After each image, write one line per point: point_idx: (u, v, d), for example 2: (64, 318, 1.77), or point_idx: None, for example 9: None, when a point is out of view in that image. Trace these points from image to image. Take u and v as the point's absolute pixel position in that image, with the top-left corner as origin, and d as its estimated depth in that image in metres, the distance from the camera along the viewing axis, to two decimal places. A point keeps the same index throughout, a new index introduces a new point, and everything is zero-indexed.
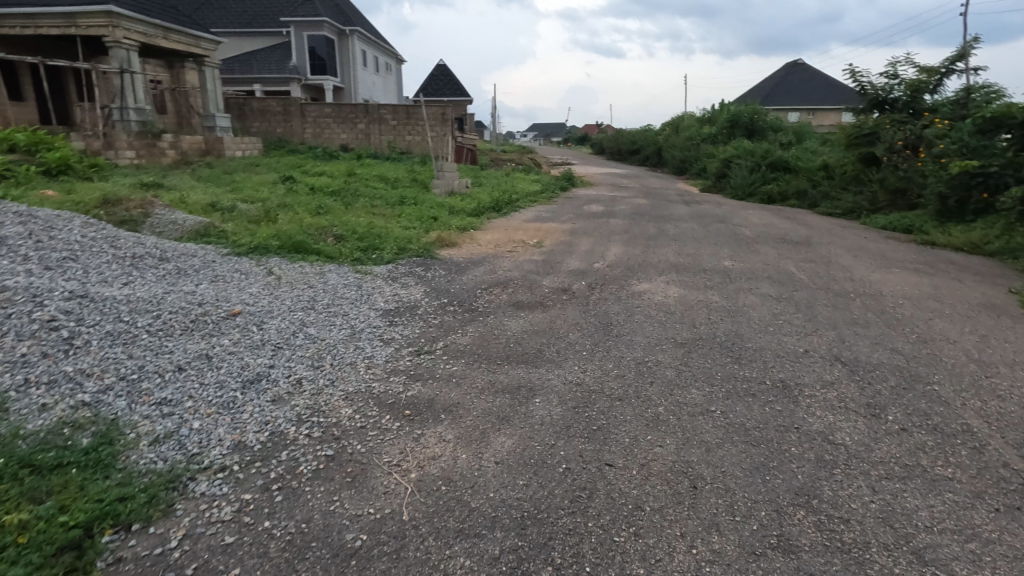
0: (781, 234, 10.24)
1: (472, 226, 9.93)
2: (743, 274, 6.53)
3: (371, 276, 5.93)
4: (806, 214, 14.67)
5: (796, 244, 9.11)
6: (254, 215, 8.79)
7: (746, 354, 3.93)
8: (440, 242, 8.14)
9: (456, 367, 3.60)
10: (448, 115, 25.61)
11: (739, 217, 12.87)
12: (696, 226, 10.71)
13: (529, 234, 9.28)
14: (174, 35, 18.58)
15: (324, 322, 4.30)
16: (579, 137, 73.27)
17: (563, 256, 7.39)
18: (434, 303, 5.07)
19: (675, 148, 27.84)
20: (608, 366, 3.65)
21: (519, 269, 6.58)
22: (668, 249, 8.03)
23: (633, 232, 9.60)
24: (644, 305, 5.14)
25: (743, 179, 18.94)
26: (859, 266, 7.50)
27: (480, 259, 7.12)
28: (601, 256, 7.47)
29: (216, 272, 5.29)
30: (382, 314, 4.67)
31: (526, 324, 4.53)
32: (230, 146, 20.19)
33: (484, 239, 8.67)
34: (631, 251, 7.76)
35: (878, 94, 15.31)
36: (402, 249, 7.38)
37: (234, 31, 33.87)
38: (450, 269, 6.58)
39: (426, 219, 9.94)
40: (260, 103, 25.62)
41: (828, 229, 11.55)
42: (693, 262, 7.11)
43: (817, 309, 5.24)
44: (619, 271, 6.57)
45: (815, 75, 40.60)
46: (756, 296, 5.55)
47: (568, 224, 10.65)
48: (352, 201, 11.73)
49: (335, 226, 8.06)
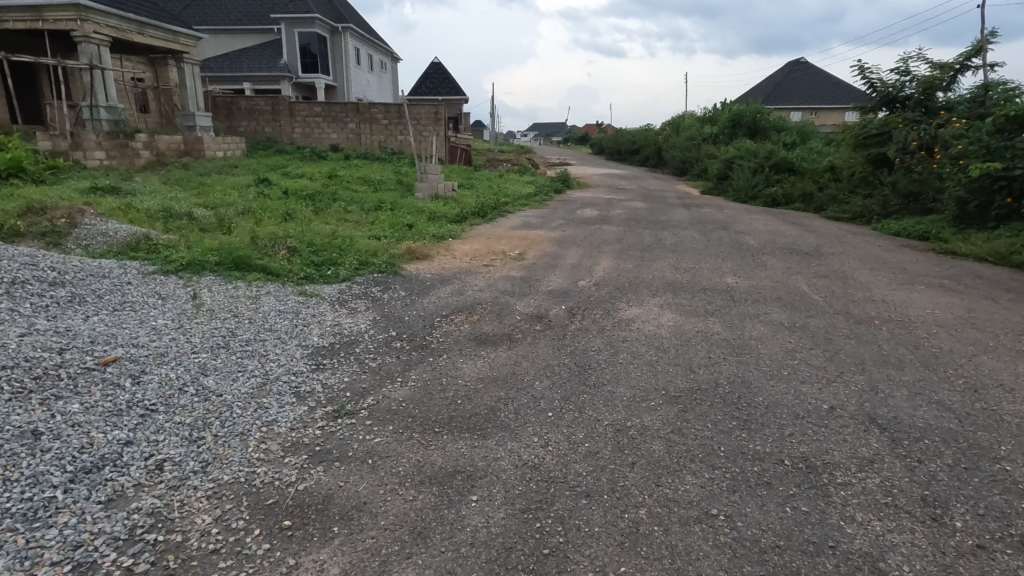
0: (788, 242, 9.40)
1: (450, 234, 9.12)
2: (748, 295, 5.69)
3: (315, 300, 5.12)
4: (812, 219, 13.81)
5: (806, 255, 8.27)
6: (208, 225, 7.99)
7: (757, 415, 3.08)
8: (410, 254, 7.31)
9: (379, 438, 2.77)
10: (440, 114, 24.77)
11: (741, 222, 12.05)
12: (696, 234, 9.86)
13: (512, 244, 8.45)
14: (149, 30, 17.77)
15: (231, 368, 3.48)
16: (578, 137, 72.41)
17: (544, 272, 6.57)
18: (379, 336, 4.23)
19: (675, 148, 26.98)
20: (578, 435, 2.80)
21: (492, 289, 5.76)
22: (663, 262, 7.21)
23: (626, 242, 8.79)
24: (631, 338, 4.30)
25: (746, 180, 18.10)
26: (878, 283, 6.65)
27: (450, 275, 6.29)
28: (588, 271, 6.65)
29: (123, 298, 4.49)
30: (311, 353, 3.85)
31: (485, 367, 3.68)
32: (210, 147, 19.43)
33: (460, 250, 7.82)
34: (622, 265, 6.93)
35: (889, 92, 14.47)
36: (363, 264, 6.54)
37: (223, 28, 33.08)
38: (413, 289, 5.76)
39: (401, 226, 9.12)
40: (246, 102, 24.82)
41: (838, 236, 10.70)
42: (691, 279, 6.28)
43: (838, 343, 4.39)
44: (605, 291, 5.75)
45: (817, 74, 39.78)
46: (764, 324, 4.71)
47: (558, 232, 9.83)
48: (325, 207, 10.89)
49: (293, 237, 7.21)
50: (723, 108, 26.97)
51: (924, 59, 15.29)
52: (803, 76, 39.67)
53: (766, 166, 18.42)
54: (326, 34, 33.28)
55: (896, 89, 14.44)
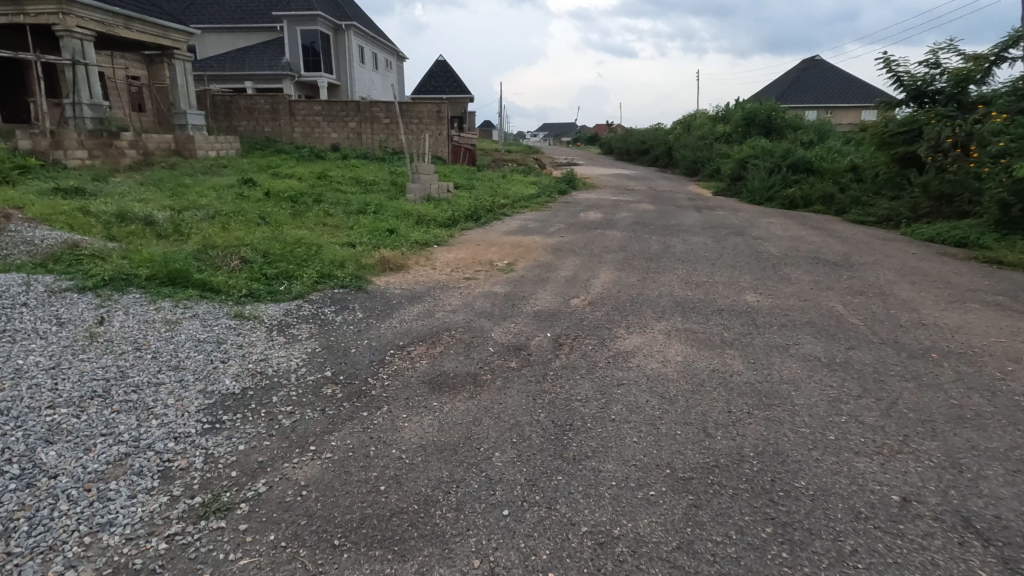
0: (812, 250, 8.47)
1: (437, 239, 8.32)
2: (772, 318, 4.76)
3: (250, 325, 4.24)
4: (835, 223, 12.81)
5: (834, 266, 7.34)
6: (164, 231, 7.21)
7: (803, 515, 2.18)
8: (382, 264, 6.44)
9: (250, 558, 1.91)
10: (444, 112, 24.05)
11: (759, 226, 11.09)
12: (709, 240, 8.93)
13: (502, 253, 7.57)
14: (137, 25, 17.10)
15: (91, 430, 2.64)
16: (588, 137, 71.31)
17: (533, 287, 5.67)
18: (310, 378, 3.33)
19: (686, 147, 25.96)
20: (539, 557, 1.93)
21: (469, 308, 4.91)
22: (671, 275, 6.30)
23: (630, 250, 7.88)
24: (629, 381, 3.40)
25: (761, 181, 17.13)
26: (924, 301, 5.71)
27: (423, 291, 5.43)
28: (584, 286, 5.79)
29: (4, 327, 3.70)
30: (212, 405, 2.98)
31: (433, 428, 2.78)
32: (201, 146, 18.78)
33: (442, 261, 6.95)
34: (624, 279, 6.07)
35: (918, 86, 13.40)
36: (323, 277, 5.67)
37: (225, 26, 32.59)
38: (376, 307, 4.92)
39: (382, 231, 8.28)
40: (244, 101, 24.22)
41: (867, 243, 9.71)
42: (704, 297, 5.39)
43: (893, 386, 3.47)
44: (603, 313, 4.84)
45: (833, 71, 38.55)
46: (796, 360, 3.79)
47: (555, 237, 8.97)
48: (306, 210, 10.09)
49: (251, 245, 6.38)
50: (737, 106, 25.89)
51: (955, 50, 14.18)
52: (818, 74, 38.43)
53: (782, 166, 17.39)
54: (329, 32, 32.60)
55: (925, 83, 13.37)
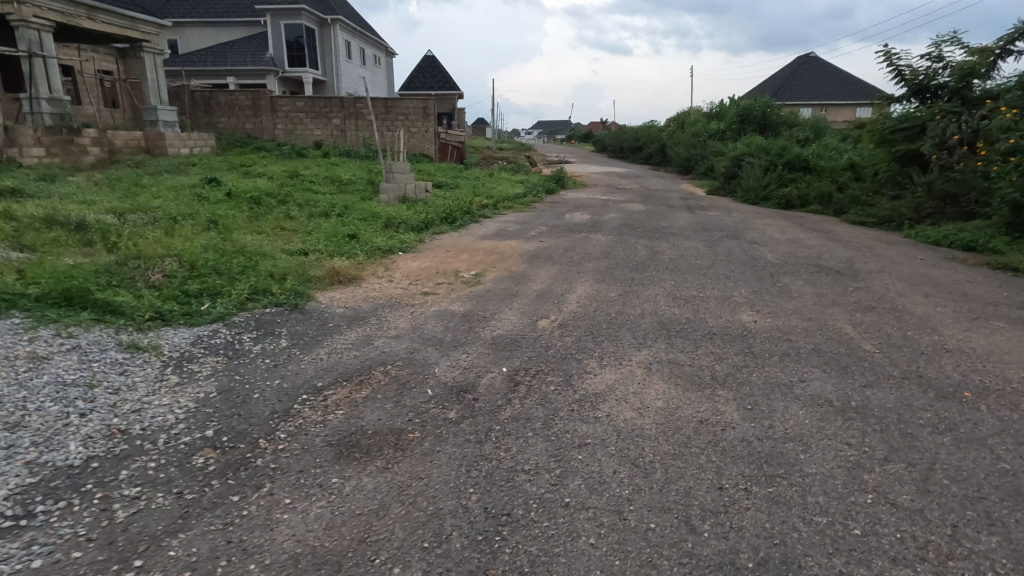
0: (812, 256, 7.82)
1: (403, 246, 7.60)
2: (772, 344, 4.06)
3: (141, 359, 3.50)
4: (833, 224, 12.17)
5: (837, 275, 6.68)
6: (91, 238, 6.45)
7: None
8: (332, 276, 5.70)
9: None
10: (430, 109, 23.36)
11: (754, 229, 10.41)
12: (700, 245, 8.27)
13: (471, 261, 6.86)
14: (102, 16, 16.26)
15: None
16: (582, 135, 70.55)
17: (498, 304, 4.95)
18: (184, 440, 2.59)
19: (680, 145, 25.27)
20: None
21: (418, 333, 4.18)
22: (658, 287, 5.60)
23: (615, 257, 7.18)
24: (594, 439, 2.69)
25: (756, 180, 16.47)
26: (942, 318, 5.04)
27: (369, 311, 4.70)
28: (559, 302, 5.10)
29: None
30: (33, 485, 2.24)
31: (320, 523, 2.06)
32: (173, 143, 17.99)
33: (401, 271, 6.22)
34: (604, 293, 5.37)
35: (920, 81, 12.77)
36: (256, 293, 4.93)
37: (207, 20, 31.76)
38: (310, 332, 4.19)
39: (342, 236, 7.55)
40: (223, 96, 23.40)
41: (870, 247, 9.06)
42: (694, 316, 4.70)
43: (926, 442, 2.78)
44: (574, 338, 4.12)
45: (829, 68, 37.97)
46: (804, 406, 3.09)
47: (535, 242, 8.25)
48: (266, 212, 9.33)
49: (181, 255, 5.63)
50: (731, 102, 25.22)
51: (959, 43, 13.53)
52: (813, 70, 37.85)
53: (778, 165, 16.75)
54: (314, 26, 31.68)
55: (928, 77, 12.75)
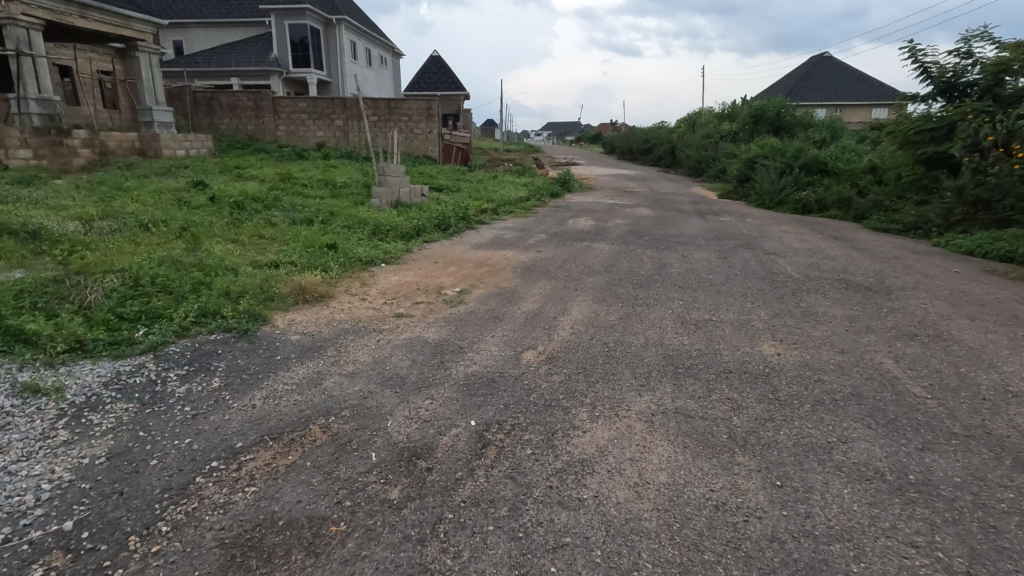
0: (837, 269, 7.12)
1: (387, 257, 7.00)
2: (800, 387, 3.38)
3: (32, 407, 2.89)
4: (855, 231, 11.42)
5: (868, 292, 5.97)
6: (41, 248, 5.88)
7: None
8: (297, 293, 5.09)
9: None
10: (434, 110, 22.80)
11: (771, 236, 9.70)
12: (713, 255, 7.59)
13: (459, 275, 6.24)
14: (94, 14, 15.82)
15: None
16: (592, 136, 69.75)
17: (480, 331, 4.31)
18: (30, 540, 1.96)
19: (690, 146, 24.51)
20: None
21: (379, 369, 3.54)
22: (665, 310, 4.93)
23: (618, 270, 6.52)
24: (574, 537, 2.05)
25: (771, 183, 15.73)
26: (998, 349, 4.33)
27: (328, 339, 4.09)
28: (551, 327, 4.46)
29: None
30: None
31: None
32: (168, 144, 17.56)
33: (378, 287, 5.60)
34: (603, 316, 4.71)
35: (948, 78, 12.03)
36: (203, 317, 4.32)
37: (213, 21, 31.51)
38: (255, 368, 3.56)
39: (321, 245, 6.95)
40: (224, 97, 23.00)
41: (899, 259, 8.32)
42: (708, 347, 4.03)
43: (1017, 541, 2.10)
44: (563, 377, 3.47)
45: (844, 67, 37.04)
46: (848, 483, 2.42)
47: (532, 252, 7.61)
48: (248, 218, 8.77)
49: (129, 268, 5.04)
50: (744, 103, 24.44)
51: (989, 38, 12.73)
52: (828, 70, 36.94)
53: (794, 167, 16.00)
54: (318, 27, 31.25)
55: (956, 75, 12.00)
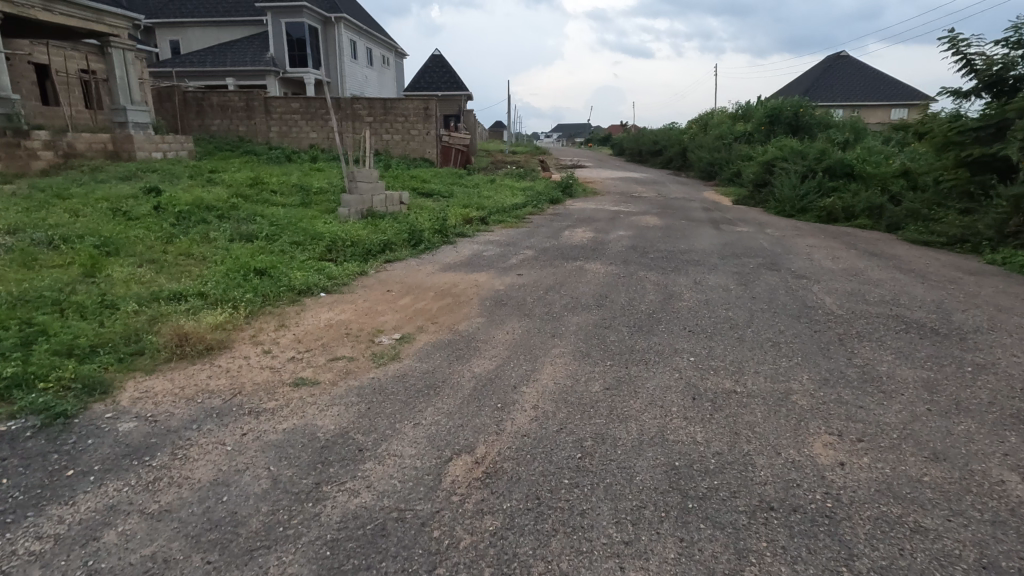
0: (885, 301, 5.74)
1: (329, 283, 5.73)
2: (890, 554, 2.03)
3: None
4: (892, 245, 10.03)
5: (936, 338, 4.59)
6: None
7: None
8: (177, 344, 3.81)
9: None
10: (432, 110, 21.57)
11: (797, 253, 8.32)
12: (732, 280, 6.25)
13: (409, 311, 4.97)
14: (61, 7, 14.79)
15: None
16: (602, 137, 67.99)
17: (401, 413, 3.01)
18: None
19: (702, 148, 23.07)
20: None
21: (211, 504, 2.23)
22: (669, 373, 3.59)
23: (614, 303, 5.20)
24: None
25: (792, 189, 14.31)
26: None
27: (172, 430, 2.79)
28: (505, 405, 3.14)
29: None
30: None
31: None
32: (143, 146, 16.50)
33: (295, 332, 4.34)
34: (584, 386, 3.38)
35: (996, 72, 10.44)
36: (13, 390, 3.06)
37: (209, 20, 30.63)
38: (19, 497, 2.26)
39: (250, 267, 5.71)
40: (214, 97, 21.92)
41: (955, 283, 6.91)
42: (733, 452, 2.66)
43: None
44: (500, 521, 2.15)
45: (861, 67, 35.39)
46: None
47: (511, 276, 6.32)
48: (184, 231, 7.55)
49: None
50: (759, 102, 22.98)
51: None
52: (845, 69, 35.28)
53: (817, 171, 14.57)
54: (316, 25, 30.15)
55: (1005, 66, 10.37)
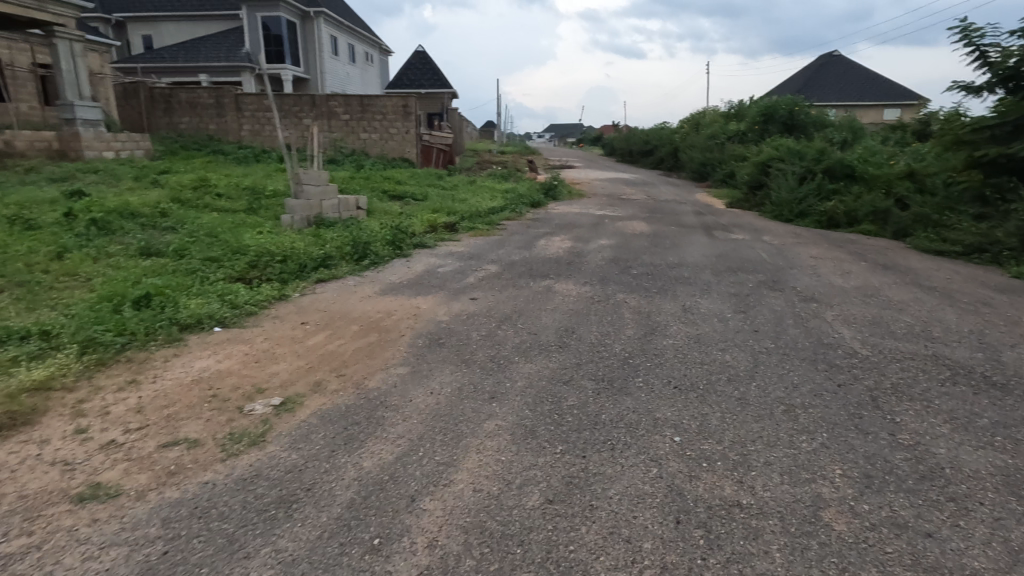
0: (915, 334, 4.69)
1: (228, 314, 4.58)
2: None
3: None
4: (902, 255, 9.03)
5: (994, 393, 3.52)
6: None
7: None
8: None
9: None
10: (412, 107, 20.27)
11: (799, 267, 7.29)
12: (728, 306, 5.19)
13: (315, 356, 3.85)
14: None
15: None
16: (594, 137, 66.99)
17: (213, 565, 1.90)
18: None
19: (694, 148, 22.05)
20: None
21: None
22: (643, 469, 2.50)
23: (583, 342, 4.12)
24: None
25: (789, 191, 13.30)
26: None
27: None
28: (386, 543, 2.03)
29: None
30: None
31: None
32: (93, 145, 15.24)
33: (144, 393, 3.21)
34: (514, 501, 2.27)
35: (1012, 65, 9.34)
36: None
37: (183, 14, 29.30)
38: None
39: (129, 294, 4.56)
40: (178, 92, 20.60)
41: (989, 306, 5.86)
42: None
43: None
44: None
45: (854, 66, 34.62)
46: None
47: (462, 301, 5.23)
48: (81, 244, 6.37)
49: None
50: (752, 101, 22.02)
51: None
52: (838, 68, 34.48)
53: (816, 172, 13.57)
54: (294, 19, 28.85)
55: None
